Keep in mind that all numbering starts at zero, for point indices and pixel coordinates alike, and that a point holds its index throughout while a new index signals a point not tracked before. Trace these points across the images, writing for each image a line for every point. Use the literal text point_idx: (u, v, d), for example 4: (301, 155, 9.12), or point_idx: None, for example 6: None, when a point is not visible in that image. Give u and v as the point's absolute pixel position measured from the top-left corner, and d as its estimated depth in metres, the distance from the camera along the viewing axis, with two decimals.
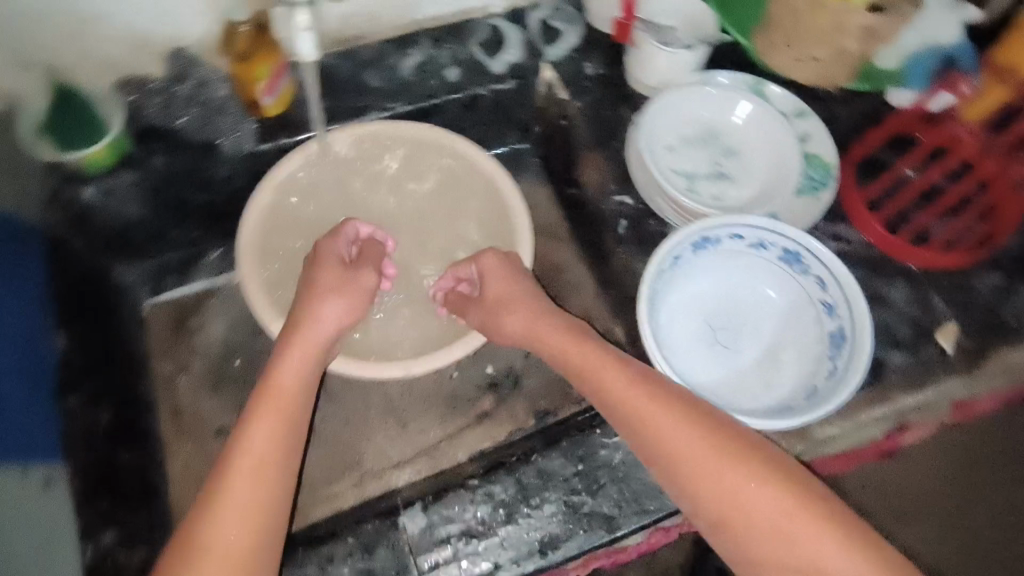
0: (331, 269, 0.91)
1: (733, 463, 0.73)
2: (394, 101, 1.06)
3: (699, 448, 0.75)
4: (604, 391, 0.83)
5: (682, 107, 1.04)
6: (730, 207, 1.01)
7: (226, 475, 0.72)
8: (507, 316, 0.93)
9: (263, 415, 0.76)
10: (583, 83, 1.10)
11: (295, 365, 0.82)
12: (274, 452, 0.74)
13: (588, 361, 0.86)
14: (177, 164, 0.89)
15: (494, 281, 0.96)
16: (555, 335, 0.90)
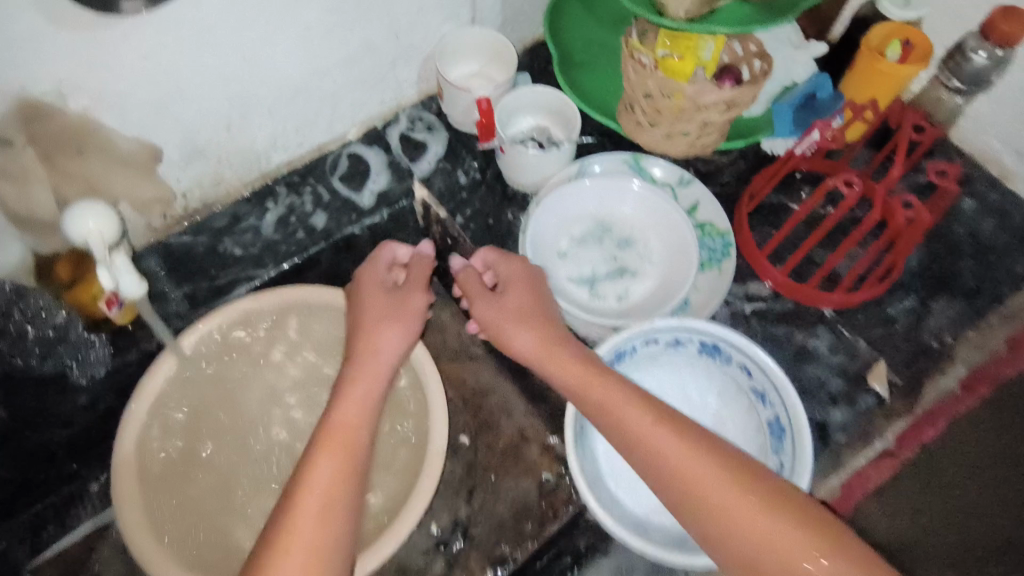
0: (375, 296, 0.83)
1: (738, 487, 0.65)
2: (262, 270, 0.97)
3: (704, 467, 0.66)
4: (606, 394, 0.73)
5: (568, 205, 0.94)
6: (637, 304, 0.90)
7: (295, 521, 0.64)
8: (527, 331, 0.80)
9: (320, 458, 0.68)
10: (460, 194, 1.04)
11: (353, 393, 0.75)
12: (339, 497, 0.66)
13: (605, 396, 0.73)
14: (21, 405, 0.86)
15: (516, 291, 0.83)
16: (554, 349, 0.78)
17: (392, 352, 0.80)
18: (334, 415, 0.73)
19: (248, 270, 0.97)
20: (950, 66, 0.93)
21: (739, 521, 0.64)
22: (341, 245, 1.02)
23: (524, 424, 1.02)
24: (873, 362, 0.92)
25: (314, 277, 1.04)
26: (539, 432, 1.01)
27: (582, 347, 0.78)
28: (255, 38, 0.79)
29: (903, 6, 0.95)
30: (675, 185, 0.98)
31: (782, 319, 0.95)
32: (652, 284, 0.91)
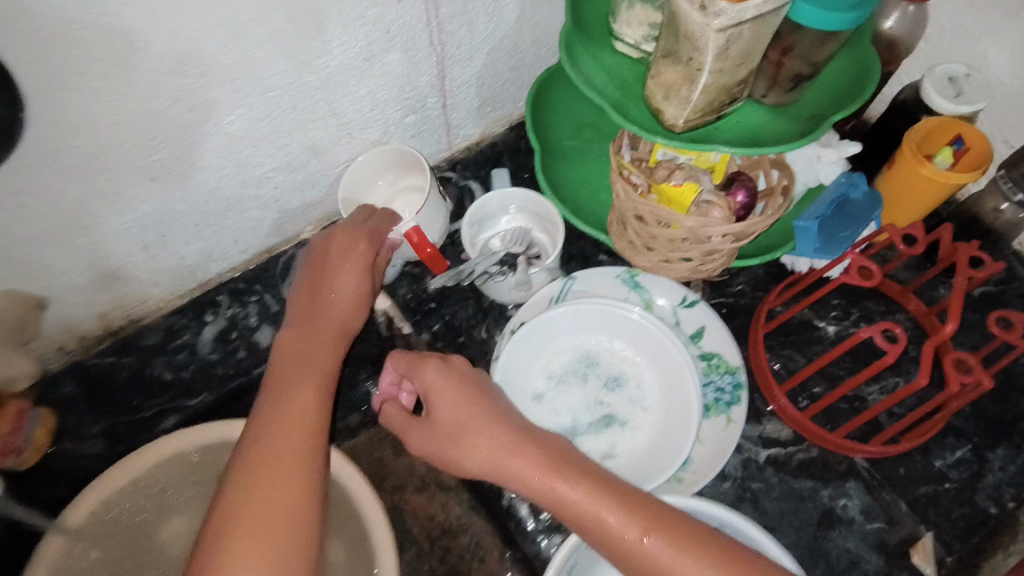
0: (333, 247, 0.78)
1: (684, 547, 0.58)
2: (193, 399, 0.85)
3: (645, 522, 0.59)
4: (535, 467, 0.64)
5: (546, 334, 0.80)
6: (627, 463, 0.74)
7: (236, 538, 0.55)
8: (470, 450, 0.66)
9: (253, 472, 0.59)
10: (427, 304, 0.91)
11: (279, 417, 0.63)
12: (277, 524, 0.56)
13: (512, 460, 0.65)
14: None
15: (445, 396, 0.69)
16: (485, 430, 0.66)
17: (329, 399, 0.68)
18: (277, 431, 0.62)
19: (177, 398, 0.85)
20: (1013, 175, 0.81)
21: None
22: None
23: None
24: (918, 535, 0.75)
25: None
26: None
27: (556, 446, 0.66)
28: (167, 157, 0.69)
29: (955, 98, 0.77)
30: (676, 307, 0.83)
31: (804, 471, 0.79)
32: (646, 437, 0.75)
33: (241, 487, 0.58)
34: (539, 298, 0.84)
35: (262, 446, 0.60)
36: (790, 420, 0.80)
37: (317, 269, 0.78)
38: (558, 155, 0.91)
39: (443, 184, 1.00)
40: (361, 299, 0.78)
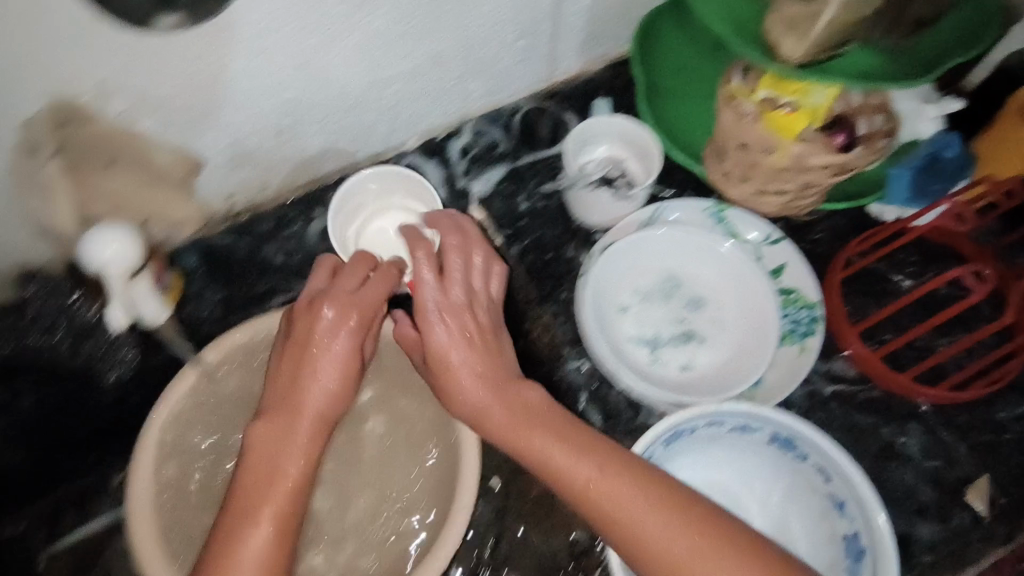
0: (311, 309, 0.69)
1: (676, 537, 0.55)
2: (300, 282, 0.92)
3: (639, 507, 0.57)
4: (525, 431, 0.63)
5: (636, 254, 0.85)
6: (702, 375, 0.80)
7: None
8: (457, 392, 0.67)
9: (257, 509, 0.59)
10: (519, 221, 0.96)
11: (277, 446, 0.62)
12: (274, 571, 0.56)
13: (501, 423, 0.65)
14: (50, 397, 0.84)
15: (461, 350, 0.68)
16: (498, 410, 0.65)
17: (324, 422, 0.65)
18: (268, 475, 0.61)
19: (287, 280, 0.92)
20: None
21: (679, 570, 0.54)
22: None
23: None
24: (974, 476, 0.80)
25: None
26: None
27: (539, 412, 0.65)
28: (314, 47, 0.73)
29: None
30: (757, 243, 0.86)
31: (869, 408, 0.83)
32: (722, 355, 0.81)
33: (221, 553, 0.57)
34: (628, 222, 0.89)
35: (261, 472, 0.61)
36: (859, 361, 0.84)
37: (293, 360, 0.68)
38: (662, 93, 0.93)
39: (539, 113, 1.03)
40: (347, 362, 0.68)
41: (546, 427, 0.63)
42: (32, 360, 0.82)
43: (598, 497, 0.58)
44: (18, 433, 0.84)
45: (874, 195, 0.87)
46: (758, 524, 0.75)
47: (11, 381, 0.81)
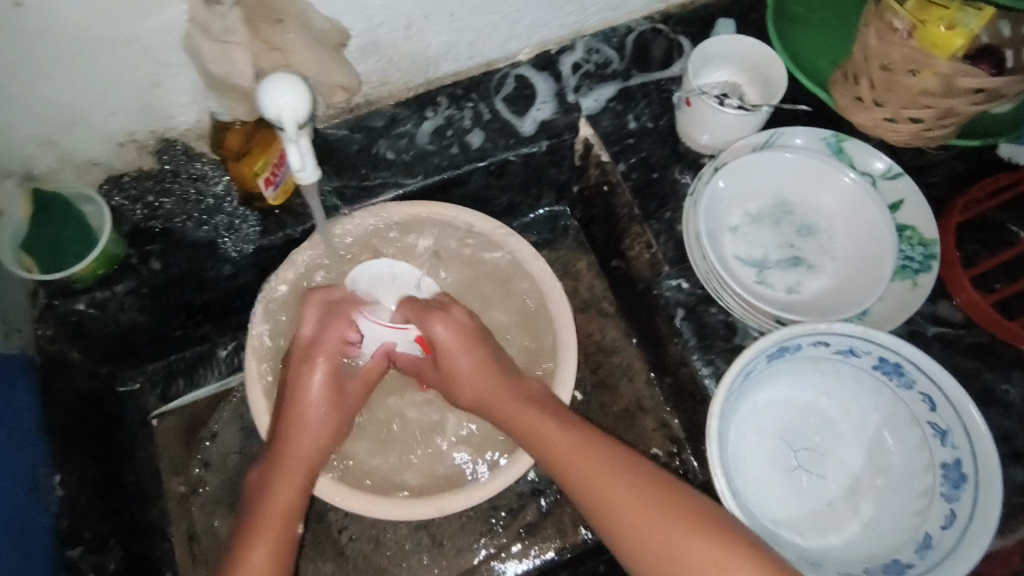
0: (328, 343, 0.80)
1: (647, 518, 0.64)
2: (410, 179, 0.93)
3: (614, 489, 0.67)
4: (542, 426, 0.75)
5: (750, 176, 0.84)
6: (808, 300, 0.80)
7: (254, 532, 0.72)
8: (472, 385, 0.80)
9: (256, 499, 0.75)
10: (626, 140, 0.96)
11: (286, 477, 0.76)
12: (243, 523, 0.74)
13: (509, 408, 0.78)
14: (176, 263, 0.86)
15: (463, 352, 0.80)
16: (500, 397, 0.79)
17: (327, 421, 0.79)
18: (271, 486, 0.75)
19: (397, 176, 0.93)
20: None
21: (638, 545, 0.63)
22: (494, 169, 0.97)
23: (643, 393, 1.00)
24: None
25: (458, 196, 0.99)
26: (656, 406, 0.99)
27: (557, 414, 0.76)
28: None
29: None
30: (875, 177, 0.83)
31: (973, 352, 0.82)
32: (830, 283, 0.81)
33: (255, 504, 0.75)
34: (742, 145, 0.85)
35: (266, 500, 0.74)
36: (966, 305, 0.83)
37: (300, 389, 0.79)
38: (794, 19, 0.90)
39: (653, 35, 1.00)
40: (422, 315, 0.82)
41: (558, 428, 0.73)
42: (164, 227, 0.85)
43: (585, 486, 0.69)
44: (146, 296, 0.88)
45: (1007, 135, 0.84)
46: (851, 448, 0.77)
47: (142, 244, 0.85)
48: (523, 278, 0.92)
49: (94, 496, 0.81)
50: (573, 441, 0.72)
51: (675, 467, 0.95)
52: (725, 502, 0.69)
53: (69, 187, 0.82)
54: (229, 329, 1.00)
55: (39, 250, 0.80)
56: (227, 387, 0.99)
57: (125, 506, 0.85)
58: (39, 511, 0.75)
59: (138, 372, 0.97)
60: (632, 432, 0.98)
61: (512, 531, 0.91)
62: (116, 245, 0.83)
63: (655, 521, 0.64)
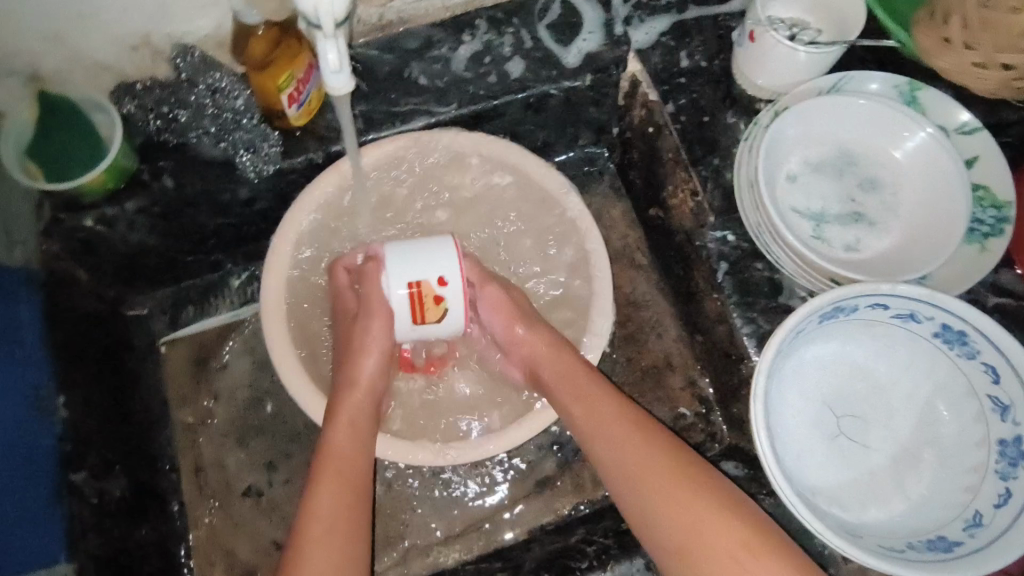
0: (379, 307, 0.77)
1: (693, 505, 0.62)
2: (443, 107, 0.86)
3: (661, 472, 0.65)
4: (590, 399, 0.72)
5: (814, 122, 0.77)
6: (867, 259, 0.75)
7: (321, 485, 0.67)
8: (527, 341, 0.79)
9: (324, 472, 0.67)
10: (677, 78, 0.89)
11: (351, 430, 0.71)
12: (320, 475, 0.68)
13: (568, 373, 0.75)
14: (190, 182, 0.80)
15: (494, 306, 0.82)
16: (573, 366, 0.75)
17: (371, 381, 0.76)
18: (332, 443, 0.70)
19: (429, 103, 0.86)
20: None
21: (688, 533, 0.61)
22: (532, 103, 0.89)
23: (672, 350, 0.96)
24: None
25: (491, 129, 0.93)
26: (686, 364, 0.95)
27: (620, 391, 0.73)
28: None
29: None
30: (951, 131, 0.77)
31: None
32: (890, 242, 0.75)
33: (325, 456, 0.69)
34: (806, 89, 0.79)
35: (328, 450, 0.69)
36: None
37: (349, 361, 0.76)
38: None
39: None
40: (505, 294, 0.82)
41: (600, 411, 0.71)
42: (178, 141, 0.80)
43: (635, 467, 0.66)
44: (157, 217, 0.82)
45: None
46: (898, 418, 0.72)
47: (155, 159, 0.79)
48: (560, 219, 0.87)
49: (101, 420, 0.77)
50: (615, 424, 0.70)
51: (702, 428, 0.92)
52: (766, 465, 0.65)
53: (78, 92, 0.76)
54: (242, 257, 0.95)
55: (49, 160, 0.75)
56: (238, 319, 0.94)
57: (131, 433, 0.81)
58: (42, 432, 0.71)
59: (146, 297, 0.93)
60: (658, 389, 0.94)
61: (526, 486, 0.86)
62: (126, 157, 0.77)
63: (714, 508, 0.62)
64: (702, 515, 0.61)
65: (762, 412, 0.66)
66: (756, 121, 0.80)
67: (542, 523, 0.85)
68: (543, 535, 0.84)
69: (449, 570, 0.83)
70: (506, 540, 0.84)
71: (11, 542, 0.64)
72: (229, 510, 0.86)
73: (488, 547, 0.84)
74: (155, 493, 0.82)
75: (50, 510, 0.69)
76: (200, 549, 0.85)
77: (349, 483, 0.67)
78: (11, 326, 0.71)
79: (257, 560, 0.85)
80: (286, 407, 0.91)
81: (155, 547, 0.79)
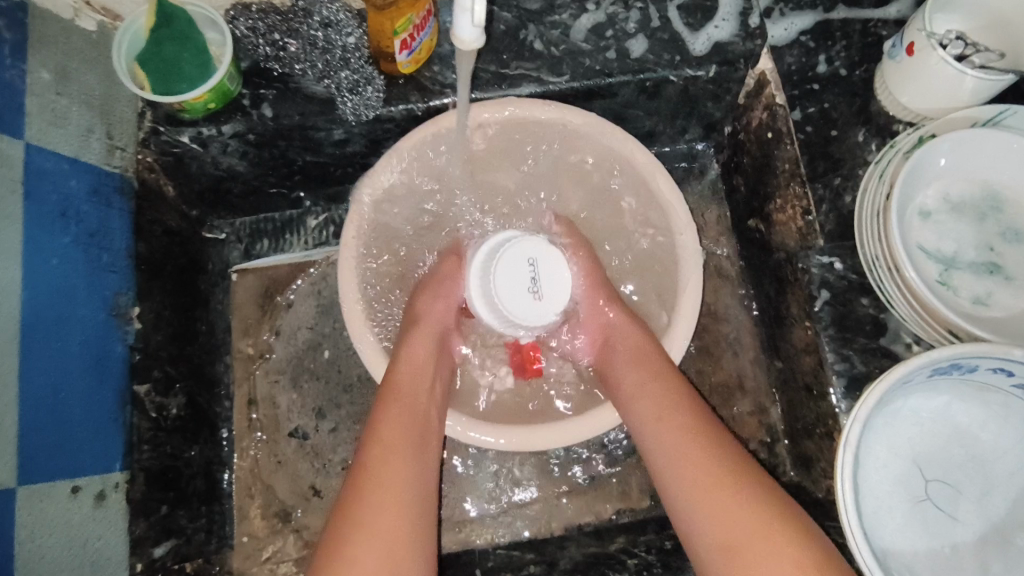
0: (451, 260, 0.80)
1: (739, 502, 0.59)
2: (555, 78, 0.81)
3: (713, 475, 0.61)
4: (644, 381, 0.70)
5: (964, 157, 0.70)
6: (996, 315, 0.68)
7: (392, 409, 0.67)
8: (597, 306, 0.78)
9: (390, 402, 0.67)
10: (809, 84, 0.81)
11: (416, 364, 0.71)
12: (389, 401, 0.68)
13: (637, 351, 0.73)
14: (287, 114, 0.78)
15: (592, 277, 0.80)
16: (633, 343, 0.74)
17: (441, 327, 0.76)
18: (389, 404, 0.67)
19: (541, 71, 0.81)
20: None
21: (739, 541, 0.57)
22: (647, 87, 0.84)
23: (746, 372, 0.90)
24: None
25: (598, 108, 0.87)
26: (758, 389, 0.90)
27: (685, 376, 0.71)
28: None
29: None
30: None
31: None
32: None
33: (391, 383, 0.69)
34: (961, 117, 0.70)
35: (394, 378, 0.70)
36: None
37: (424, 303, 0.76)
38: None
39: None
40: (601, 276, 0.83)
41: (654, 395, 0.68)
42: (283, 71, 0.78)
43: (687, 464, 0.62)
44: (250, 144, 0.81)
45: None
46: (995, 495, 0.66)
47: (257, 86, 0.78)
48: (656, 215, 0.82)
49: (168, 338, 0.78)
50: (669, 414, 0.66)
51: (764, 457, 0.87)
52: (844, 515, 0.61)
53: (194, 5, 0.74)
54: (323, 199, 0.94)
55: (155, 69, 0.73)
56: (309, 260, 0.93)
57: (194, 354, 0.82)
58: (114, 338, 0.71)
59: (225, 222, 0.93)
60: (723, 410, 0.90)
61: (570, 482, 0.84)
62: (232, 81, 0.75)
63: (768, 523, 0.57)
64: (756, 526, 0.57)
65: (850, 462, 0.62)
66: (893, 145, 0.72)
67: (581, 522, 0.82)
68: (580, 535, 0.82)
69: (480, 550, 0.82)
70: (542, 532, 0.82)
71: (74, 443, 0.64)
72: (274, 447, 0.86)
73: (522, 535, 0.82)
74: (207, 418, 0.82)
75: (112, 415, 0.69)
76: (243, 480, 0.85)
77: (417, 413, 0.68)
78: (99, 231, 0.71)
79: (294, 502, 0.85)
80: (342, 355, 0.90)
81: (201, 470, 0.79)
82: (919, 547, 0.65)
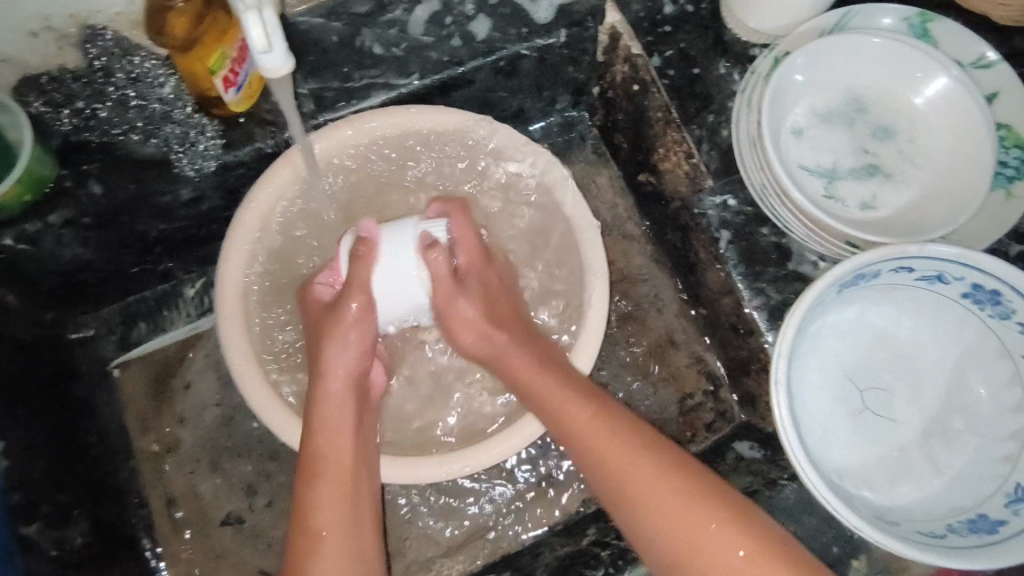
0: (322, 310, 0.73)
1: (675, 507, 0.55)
2: (404, 80, 0.78)
3: (645, 484, 0.57)
4: (563, 401, 0.64)
5: (820, 67, 0.70)
6: (886, 215, 0.68)
7: (315, 482, 0.62)
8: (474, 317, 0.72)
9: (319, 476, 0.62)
10: (662, 27, 0.78)
11: (334, 423, 0.65)
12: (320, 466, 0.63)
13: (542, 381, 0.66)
14: (121, 187, 0.71)
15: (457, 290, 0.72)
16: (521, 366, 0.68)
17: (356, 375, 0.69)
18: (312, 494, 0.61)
19: (388, 76, 0.77)
20: None
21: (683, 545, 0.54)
22: (502, 67, 0.81)
23: (674, 327, 0.89)
24: None
25: (459, 100, 0.84)
26: (689, 341, 0.89)
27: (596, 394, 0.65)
28: None
29: None
30: (964, 66, 0.69)
31: None
32: (908, 196, 0.68)
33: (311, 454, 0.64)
34: (805, 31, 0.70)
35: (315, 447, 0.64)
36: None
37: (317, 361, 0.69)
38: None
39: None
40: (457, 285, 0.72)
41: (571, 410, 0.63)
42: (103, 140, 0.68)
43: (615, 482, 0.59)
44: (89, 228, 0.73)
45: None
46: (926, 387, 0.67)
47: (77, 162, 0.68)
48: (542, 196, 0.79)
49: (50, 462, 0.69)
50: (589, 424, 0.62)
51: (711, 406, 0.86)
52: (790, 452, 0.60)
53: None
54: (195, 263, 0.86)
55: None
56: (197, 331, 0.85)
57: (88, 470, 0.74)
58: None
59: (90, 316, 0.83)
60: (662, 370, 0.88)
61: (528, 485, 0.81)
62: (43, 165, 0.66)
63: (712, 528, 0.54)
64: (697, 532, 0.54)
65: (785, 399, 0.61)
66: (752, 69, 0.71)
67: (551, 524, 0.80)
68: (552, 538, 0.80)
69: None
70: (512, 547, 0.79)
71: None
72: (208, 542, 0.80)
73: (494, 556, 0.79)
74: (123, 534, 0.75)
75: None
76: None
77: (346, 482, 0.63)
78: None
79: None
80: (258, 423, 0.83)
81: None
82: (870, 460, 0.65)
